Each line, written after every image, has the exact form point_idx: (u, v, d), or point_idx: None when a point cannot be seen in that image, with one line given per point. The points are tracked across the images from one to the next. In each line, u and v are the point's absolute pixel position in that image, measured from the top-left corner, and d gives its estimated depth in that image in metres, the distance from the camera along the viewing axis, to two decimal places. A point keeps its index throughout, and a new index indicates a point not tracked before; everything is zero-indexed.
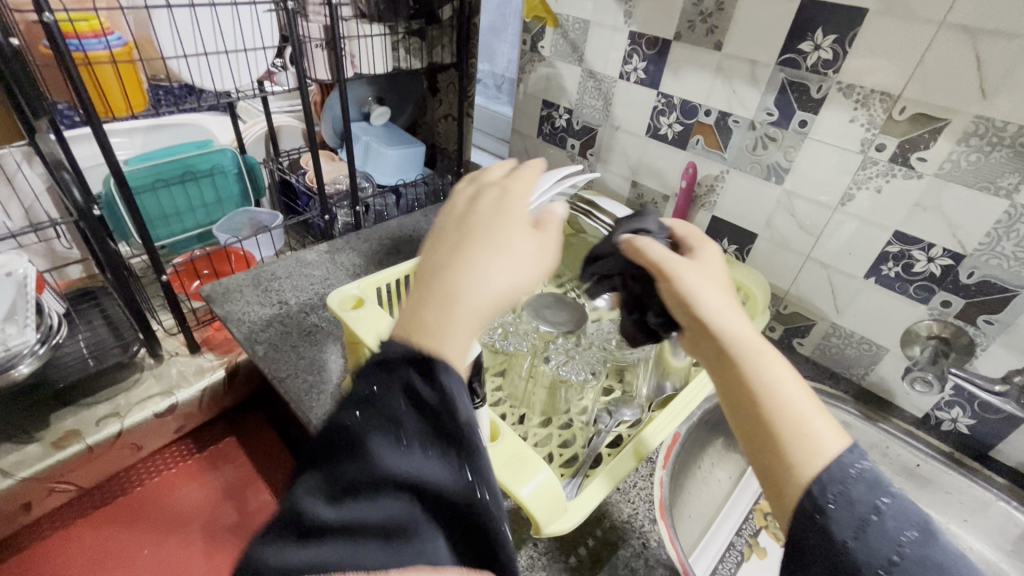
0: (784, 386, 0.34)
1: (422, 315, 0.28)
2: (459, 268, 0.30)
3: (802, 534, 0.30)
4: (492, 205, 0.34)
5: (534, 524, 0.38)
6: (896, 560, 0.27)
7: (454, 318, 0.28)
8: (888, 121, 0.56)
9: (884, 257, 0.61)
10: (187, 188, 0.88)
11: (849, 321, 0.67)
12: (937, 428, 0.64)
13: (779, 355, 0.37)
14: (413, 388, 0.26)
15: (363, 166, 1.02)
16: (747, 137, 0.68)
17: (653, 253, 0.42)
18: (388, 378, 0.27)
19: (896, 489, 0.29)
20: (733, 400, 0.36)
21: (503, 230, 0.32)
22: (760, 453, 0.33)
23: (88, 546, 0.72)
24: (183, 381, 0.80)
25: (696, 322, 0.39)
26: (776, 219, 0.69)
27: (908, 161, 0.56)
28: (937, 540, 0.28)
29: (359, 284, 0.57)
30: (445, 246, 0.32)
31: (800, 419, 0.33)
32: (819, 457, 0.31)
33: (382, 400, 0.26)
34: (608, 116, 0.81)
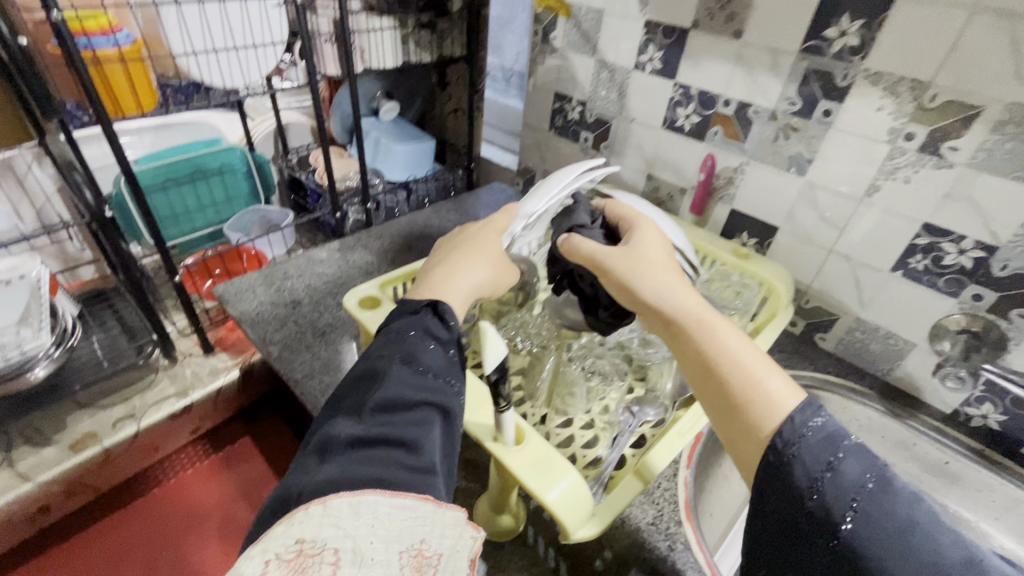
0: (735, 353, 0.37)
1: (425, 283, 0.42)
2: (447, 257, 0.44)
3: (772, 502, 0.31)
4: (475, 225, 0.49)
5: (563, 529, 0.38)
6: (852, 513, 0.28)
7: (453, 283, 0.41)
8: (918, 109, 0.54)
9: (912, 249, 0.59)
10: (197, 187, 0.88)
11: (874, 316, 0.65)
12: (967, 425, 0.62)
13: (725, 324, 0.39)
14: (429, 329, 0.38)
15: (373, 162, 1.01)
16: (768, 128, 0.66)
17: (588, 250, 0.45)
18: (409, 323, 0.38)
19: (849, 444, 0.31)
20: (695, 380, 0.38)
21: (477, 236, 0.47)
22: (726, 424, 0.35)
23: (106, 548, 0.72)
24: (198, 382, 0.80)
25: (645, 308, 0.42)
26: (798, 211, 0.68)
27: (938, 151, 0.54)
28: (896, 492, 0.29)
29: (375, 284, 0.56)
30: (444, 251, 0.46)
31: (751, 381, 0.35)
32: (777, 414, 0.33)
33: (405, 342, 0.37)
34: (623, 108, 0.80)
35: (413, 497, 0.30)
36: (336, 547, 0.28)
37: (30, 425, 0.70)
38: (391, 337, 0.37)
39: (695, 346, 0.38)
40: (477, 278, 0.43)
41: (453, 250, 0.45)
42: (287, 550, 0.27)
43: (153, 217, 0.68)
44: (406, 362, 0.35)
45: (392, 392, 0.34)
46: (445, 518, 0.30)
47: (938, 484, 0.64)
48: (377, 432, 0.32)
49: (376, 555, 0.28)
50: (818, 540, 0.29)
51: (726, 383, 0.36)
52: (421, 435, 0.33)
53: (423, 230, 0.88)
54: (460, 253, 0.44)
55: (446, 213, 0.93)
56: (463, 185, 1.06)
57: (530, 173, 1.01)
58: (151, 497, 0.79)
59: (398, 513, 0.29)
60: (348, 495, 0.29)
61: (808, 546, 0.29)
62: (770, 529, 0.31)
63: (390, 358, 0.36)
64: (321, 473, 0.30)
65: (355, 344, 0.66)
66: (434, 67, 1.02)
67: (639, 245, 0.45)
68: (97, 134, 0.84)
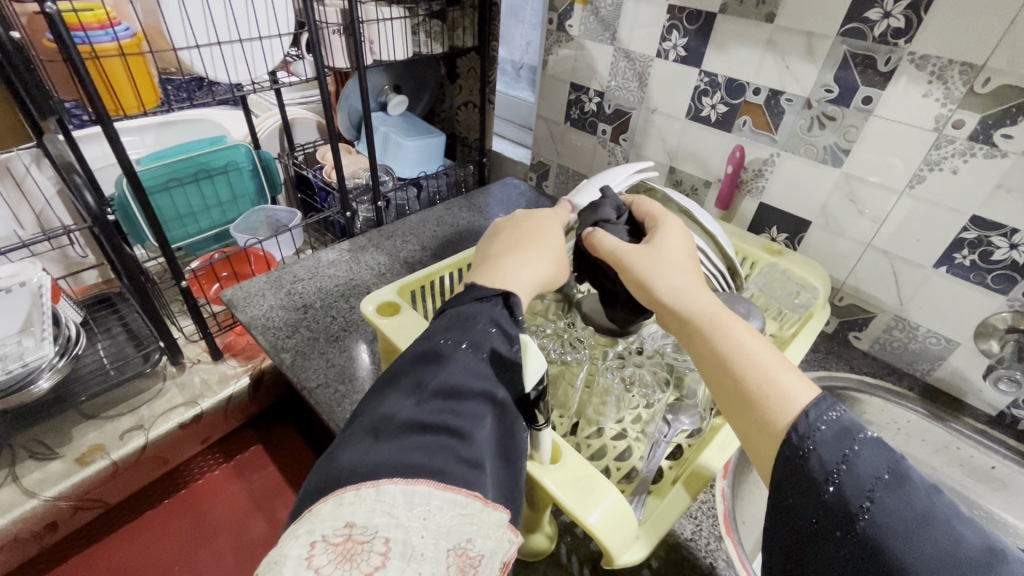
0: (747, 348, 0.34)
1: (493, 269, 0.38)
2: (511, 242, 0.41)
3: (791, 498, 0.28)
4: (532, 214, 0.45)
5: (607, 555, 0.35)
6: (868, 505, 0.25)
7: (521, 270, 0.38)
8: (968, 95, 0.50)
9: (957, 244, 0.56)
10: (202, 187, 0.85)
11: (914, 314, 0.62)
12: (1014, 427, 0.59)
13: (739, 320, 0.36)
14: (498, 319, 0.34)
15: (382, 158, 0.97)
16: (802, 117, 0.62)
17: (607, 245, 0.41)
18: (479, 309, 0.34)
19: (866, 436, 0.27)
20: (707, 376, 0.36)
21: (541, 224, 0.43)
22: (739, 421, 0.32)
23: (115, 563, 0.70)
24: (207, 390, 0.77)
25: (657, 305, 0.39)
26: (832, 204, 0.64)
27: (990, 139, 0.51)
28: (915, 483, 0.25)
29: (393, 288, 0.54)
30: (505, 239, 0.42)
31: (765, 376, 0.32)
32: (791, 408, 0.30)
33: (472, 329, 0.33)
34: (643, 98, 0.76)
35: (464, 493, 0.27)
36: (386, 537, 0.24)
37: (34, 437, 0.68)
38: (457, 319, 0.34)
39: (705, 340, 0.36)
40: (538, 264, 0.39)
41: (516, 233, 0.42)
42: (336, 532, 0.24)
43: (157, 220, 0.65)
44: (471, 348, 0.32)
45: (454, 376, 0.31)
46: (490, 519, 0.27)
47: (983, 489, 0.61)
48: (436, 417, 0.29)
49: (427, 551, 0.24)
50: (835, 536, 0.26)
51: (739, 378, 0.33)
52: (474, 426, 0.30)
53: (436, 228, 0.85)
54: (521, 239, 0.41)
55: (459, 210, 0.90)
56: (474, 181, 1.04)
57: (544, 167, 0.97)
58: (164, 508, 0.77)
59: (450, 509, 0.26)
60: (401, 482, 0.26)
61: (825, 542, 0.26)
62: (786, 526, 0.28)
63: (456, 343, 0.32)
64: (375, 453, 0.27)
65: (371, 350, 0.63)
66: (442, 59, 0.98)
67: (657, 237, 0.42)
68: (96, 134, 0.81)
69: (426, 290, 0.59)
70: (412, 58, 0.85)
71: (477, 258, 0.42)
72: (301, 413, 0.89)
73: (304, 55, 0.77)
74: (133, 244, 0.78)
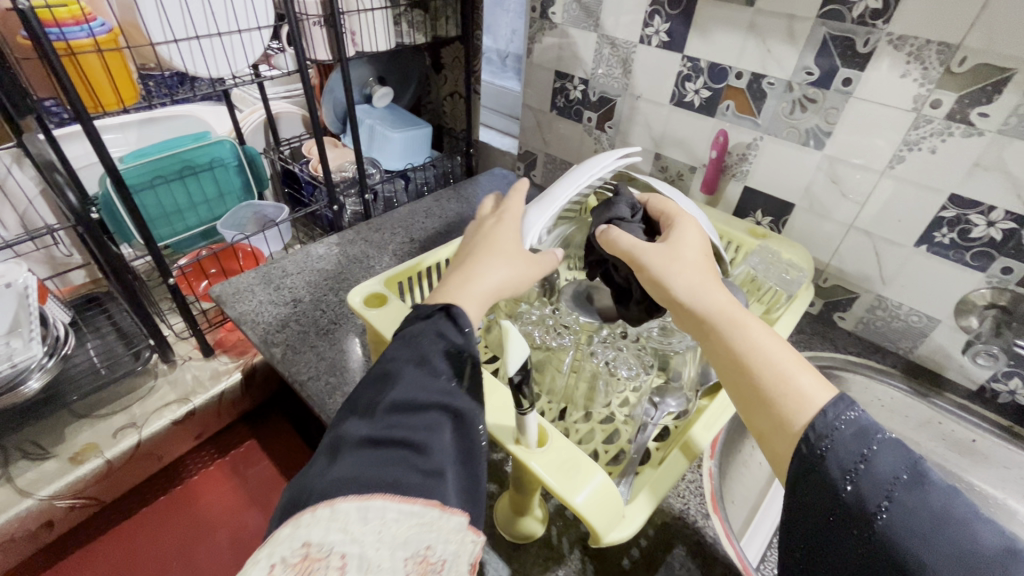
0: (766, 348, 0.35)
1: (442, 289, 0.38)
2: (460, 258, 0.42)
3: (810, 498, 0.29)
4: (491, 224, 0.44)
5: (594, 533, 0.36)
6: (886, 504, 0.26)
7: (468, 285, 0.38)
8: (945, 75, 0.51)
9: (938, 223, 0.57)
10: (187, 184, 0.84)
11: (895, 293, 0.63)
12: (994, 401, 0.61)
13: (756, 320, 0.37)
14: (442, 332, 0.35)
15: (369, 151, 0.97)
16: (783, 100, 0.63)
17: (623, 242, 0.42)
18: (424, 325, 0.35)
19: (884, 437, 0.28)
20: (723, 375, 0.37)
21: (498, 230, 0.43)
22: (757, 418, 0.33)
23: (114, 559, 0.71)
24: (199, 386, 0.78)
25: (674, 304, 0.40)
26: (815, 186, 0.65)
27: (967, 118, 0.51)
28: (933, 483, 0.26)
29: (380, 279, 0.54)
30: (464, 254, 0.42)
31: (782, 375, 0.33)
32: (808, 407, 0.31)
33: (419, 344, 0.34)
34: (627, 85, 0.76)
35: (420, 503, 0.28)
36: (342, 552, 0.25)
37: (27, 438, 0.68)
38: (405, 339, 0.35)
39: (720, 339, 0.37)
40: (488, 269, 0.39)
41: (464, 250, 0.43)
42: (293, 553, 0.25)
43: (142, 218, 0.65)
44: (420, 364, 0.33)
45: (410, 389, 0.32)
46: (449, 524, 0.28)
47: (965, 463, 0.63)
48: (390, 433, 0.30)
49: (382, 562, 0.26)
50: (852, 534, 0.26)
51: (755, 377, 0.34)
52: (431, 437, 0.30)
53: (424, 220, 0.85)
54: (468, 251, 0.42)
55: (447, 201, 0.90)
56: (462, 172, 1.04)
57: (532, 156, 0.97)
58: (156, 511, 0.76)
59: (407, 520, 0.27)
60: (356, 499, 0.27)
61: (840, 539, 0.27)
62: (802, 521, 0.29)
63: (414, 350, 0.34)
64: (331, 473, 0.29)
65: (362, 343, 0.64)
66: (427, 49, 0.98)
67: (673, 237, 0.43)
68: (78, 132, 0.81)
69: (414, 281, 0.59)
70: (395, 48, 0.84)
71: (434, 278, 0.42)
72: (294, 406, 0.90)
73: (286, 47, 0.77)
74: (120, 243, 0.78)
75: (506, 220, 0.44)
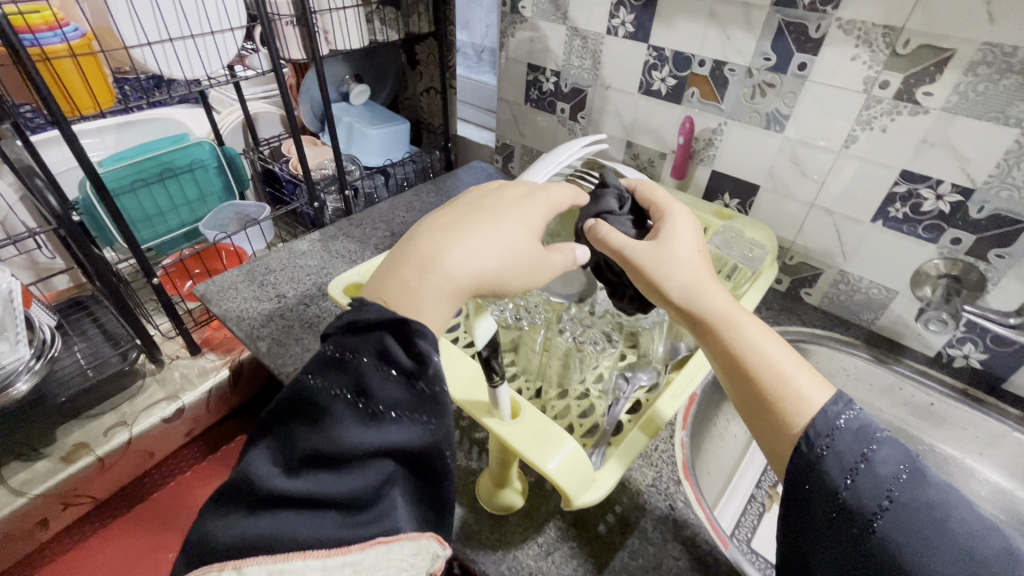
0: (770, 349, 0.38)
1: (401, 277, 0.34)
2: (440, 236, 0.36)
3: (810, 493, 0.32)
4: (487, 193, 0.41)
5: (564, 497, 0.38)
6: (886, 505, 0.30)
7: (432, 281, 0.34)
8: (891, 57, 0.54)
9: (891, 198, 0.60)
10: (168, 186, 0.85)
11: (856, 267, 0.66)
12: (950, 366, 0.64)
13: (751, 318, 0.40)
14: (387, 353, 0.31)
15: (348, 148, 0.99)
16: (744, 86, 0.65)
17: (615, 241, 0.43)
18: (368, 344, 0.31)
19: (882, 436, 0.32)
20: (722, 371, 0.40)
21: (491, 201, 0.40)
22: (757, 418, 0.37)
23: (109, 557, 0.73)
24: (188, 384, 0.79)
25: (668, 303, 0.42)
26: (778, 167, 0.67)
27: (913, 97, 0.54)
28: (928, 480, 0.30)
29: (360, 270, 0.56)
30: (450, 216, 0.38)
31: (781, 377, 0.36)
32: (809, 409, 0.35)
33: (357, 369, 0.31)
34: (597, 76, 0.78)
35: (354, 550, 0.29)
36: None
37: None
38: (337, 359, 0.31)
39: (721, 338, 0.39)
40: (472, 271, 0.35)
41: (448, 221, 0.37)
42: None
43: (124, 219, 0.66)
44: (355, 401, 0.30)
45: (339, 441, 0.30)
46: (392, 555, 0.30)
47: (925, 426, 0.66)
48: (312, 489, 0.29)
49: None
50: (852, 531, 0.30)
51: (755, 379, 0.37)
52: (365, 489, 0.30)
53: (404, 214, 0.87)
54: (457, 229, 0.36)
55: (427, 195, 0.92)
56: (441, 167, 1.06)
57: (509, 149, 0.99)
58: (135, 516, 0.78)
59: (339, 569, 0.29)
60: (270, 562, 0.28)
61: (838, 532, 0.31)
62: (802, 516, 0.33)
63: (356, 369, 0.31)
64: (248, 527, 0.29)
65: None
66: (402, 46, 0.99)
67: (663, 231, 0.44)
68: (55, 138, 0.81)
69: None
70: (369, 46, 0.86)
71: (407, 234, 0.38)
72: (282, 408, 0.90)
73: (260, 47, 0.78)
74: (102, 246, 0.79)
75: (496, 200, 0.40)
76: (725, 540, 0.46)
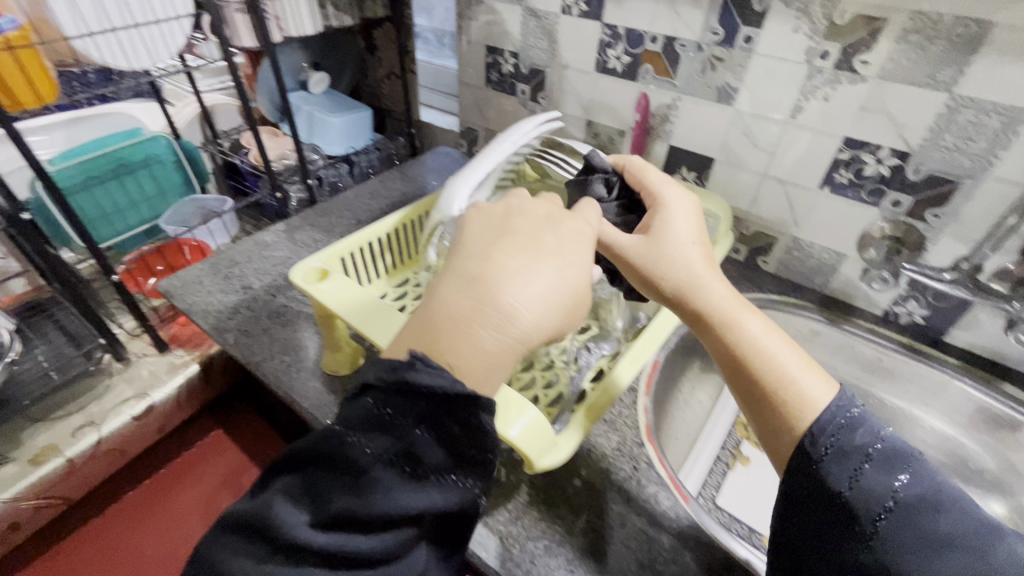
0: (774, 350, 0.38)
1: (471, 336, 0.33)
2: (512, 283, 0.34)
3: (807, 488, 0.33)
4: (541, 219, 0.39)
5: (527, 461, 0.39)
6: (890, 506, 0.30)
7: (508, 342, 0.34)
8: (830, 28, 0.56)
9: (836, 165, 0.62)
10: (124, 183, 0.84)
11: (808, 234, 0.69)
12: (897, 322, 0.68)
13: (752, 313, 0.41)
14: (441, 423, 0.31)
15: (310, 138, 0.98)
16: (695, 61, 0.67)
17: (610, 238, 0.45)
18: (435, 409, 0.31)
19: (887, 433, 0.33)
20: (721, 362, 0.41)
21: (551, 232, 0.39)
22: (758, 416, 0.37)
23: (87, 556, 0.73)
24: (157, 381, 0.78)
25: (666, 298, 0.44)
26: (731, 139, 0.69)
27: (851, 67, 0.56)
28: (929, 478, 0.30)
29: (321, 255, 0.56)
30: (520, 253, 0.36)
31: (785, 380, 0.36)
32: (813, 408, 0.35)
33: (404, 434, 0.30)
34: (555, 56, 0.79)
35: None
36: None
37: None
38: (376, 420, 0.31)
39: (719, 332, 0.40)
40: (543, 332, 0.35)
41: (517, 264, 0.35)
42: None
43: (78, 216, 0.64)
44: (398, 466, 0.30)
45: (381, 505, 0.30)
46: None
47: (875, 381, 0.70)
48: (343, 547, 0.30)
49: None
50: (851, 531, 0.31)
51: (757, 374, 0.38)
52: (400, 550, 0.31)
53: (371, 202, 0.87)
54: (527, 272, 0.35)
55: (393, 182, 0.92)
56: (406, 153, 1.06)
57: (474, 133, 1.00)
58: (110, 512, 0.78)
59: None
60: None
61: (839, 530, 0.31)
62: (798, 516, 0.34)
63: (404, 433, 0.30)
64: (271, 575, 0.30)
65: (314, 322, 0.66)
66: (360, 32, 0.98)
67: (659, 225, 0.45)
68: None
69: (356, 257, 0.62)
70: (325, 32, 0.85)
71: (461, 266, 0.36)
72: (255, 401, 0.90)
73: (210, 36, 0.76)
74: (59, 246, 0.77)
75: (555, 232, 0.39)
76: (687, 499, 0.48)
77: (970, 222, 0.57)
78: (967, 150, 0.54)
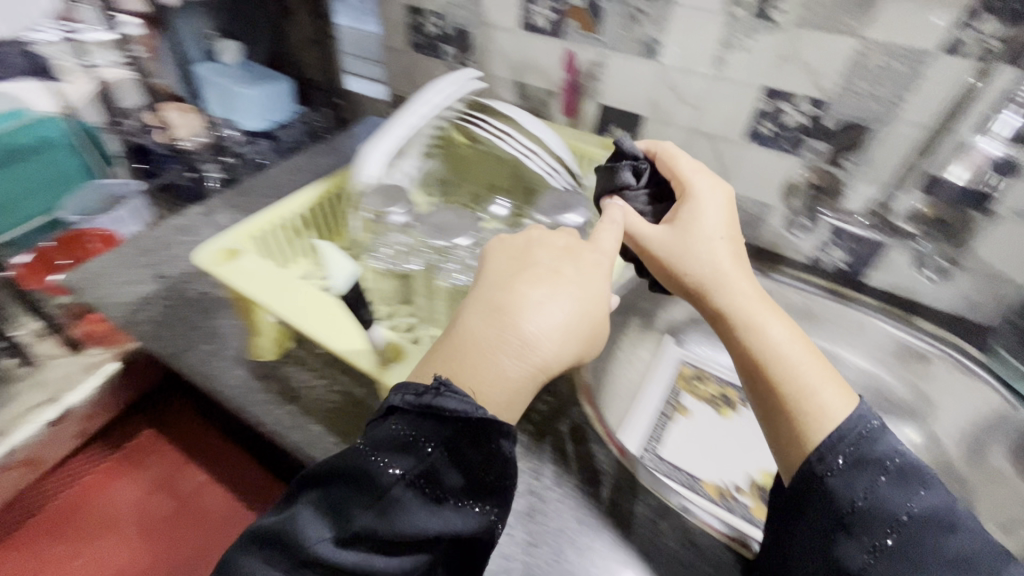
0: (799, 356, 0.45)
1: (494, 369, 0.42)
2: (532, 314, 0.43)
3: (818, 500, 0.39)
4: (564, 248, 0.48)
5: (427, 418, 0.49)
6: (903, 519, 0.37)
7: (528, 368, 0.42)
8: None
9: (760, 114, 0.67)
10: (13, 170, 0.76)
11: (738, 185, 0.74)
12: (822, 268, 0.77)
13: (782, 321, 0.48)
14: (462, 454, 0.39)
15: (223, 113, 0.92)
16: (619, 14, 0.67)
17: (645, 234, 0.55)
18: (481, 446, 0.39)
19: (903, 448, 0.39)
20: (740, 360, 0.48)
21: (564, 259, 0.47)
22: (778, 427, 0.43)
23: (15, 565, 0.74)
24: (71, 383, 0.74)
25: (714, 308, 0.52)
26: (660, 96, 0.72)
27: (773, 17, 0.60)
28: (928, 486, 0.38)
29: (230, 235, 0.60)
30: (543, 281, 0.45)
31: (804, 391, 0.43)
32: (829, 418, 0.41)
33: (427, 460, 0.39)
34: (478, 13, 0.77)
35: None
36: None
37: None
38: (398, 444, 0.39)
39: (743, 333, 0.49)
40: (560, 359, 0.43)
41: (534, 294, 0.44)
42: None
43: None
44: (419, 488, 0.39)
45: (405, 522, 0.38)
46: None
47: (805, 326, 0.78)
48: (362, 559, 0.38)
49: None
50: (845, 526, 0.38)
51: (769, 373, 0.45)
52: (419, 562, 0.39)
53: (297, 177, 0.84)
54: (547, 301, 0.43)
55: (318, 156, 0.88)
56: (331, 126, 1.02)
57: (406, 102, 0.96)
58: (29, 528, 0.77)
59: None
60: None
61: (842, 529, 0.38)
62: (810, 522, 0.40)
63: (420, 455, 0.39)
64: None
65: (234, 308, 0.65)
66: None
67: (689, 220, 0.54)
68: None
69: (271, 233, 0.64)
70: None
71: (487, 289, 0.45)
72: (182, 406, 0.88)
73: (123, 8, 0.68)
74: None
75: (571, 259, 0.47)
76: (623, 450, 0.55)
77: (880, 165, 0.65)
78: (877, 95, 0.61)
